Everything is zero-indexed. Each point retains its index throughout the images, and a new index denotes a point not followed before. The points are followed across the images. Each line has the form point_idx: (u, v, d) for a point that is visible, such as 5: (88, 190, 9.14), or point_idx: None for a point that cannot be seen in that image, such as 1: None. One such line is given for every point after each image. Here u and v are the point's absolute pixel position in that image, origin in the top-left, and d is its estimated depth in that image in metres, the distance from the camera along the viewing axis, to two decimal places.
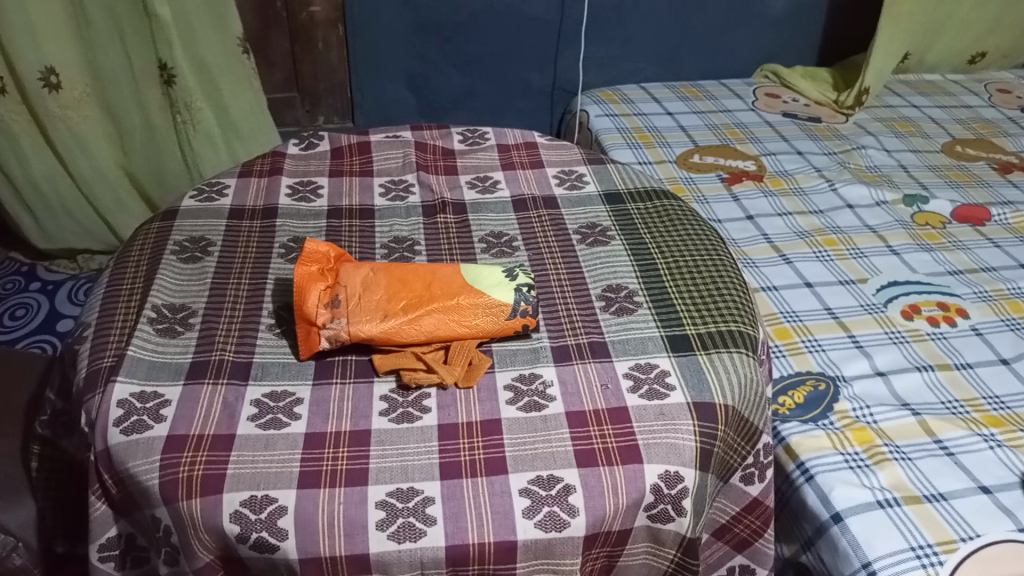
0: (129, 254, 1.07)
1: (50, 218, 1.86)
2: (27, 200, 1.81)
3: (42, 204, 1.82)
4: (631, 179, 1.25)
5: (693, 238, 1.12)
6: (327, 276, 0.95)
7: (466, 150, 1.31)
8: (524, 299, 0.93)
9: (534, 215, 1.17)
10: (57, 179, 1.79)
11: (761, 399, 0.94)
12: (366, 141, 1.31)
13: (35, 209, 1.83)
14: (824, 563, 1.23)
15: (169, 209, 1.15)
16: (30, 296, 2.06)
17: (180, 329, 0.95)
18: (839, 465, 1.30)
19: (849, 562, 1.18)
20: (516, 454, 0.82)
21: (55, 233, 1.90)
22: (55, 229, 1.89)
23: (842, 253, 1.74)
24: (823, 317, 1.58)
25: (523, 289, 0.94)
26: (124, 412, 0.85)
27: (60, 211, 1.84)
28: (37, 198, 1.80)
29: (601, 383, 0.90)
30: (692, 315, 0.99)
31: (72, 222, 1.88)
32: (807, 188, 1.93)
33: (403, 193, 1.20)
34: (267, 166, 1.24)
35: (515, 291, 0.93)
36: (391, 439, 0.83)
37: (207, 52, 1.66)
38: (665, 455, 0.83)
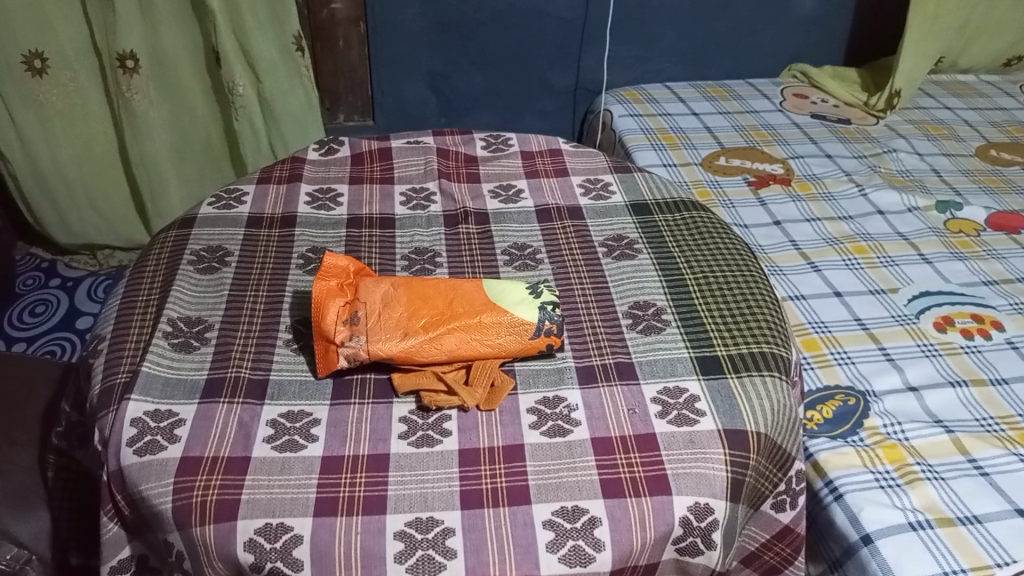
0: (145, 263, 1.05)
1: (75, 208, 1.84)
2: (51, 190, 1.79)
3: (67, 192, 1.80)
4: (658, 188, 1.22)
5: (724, 252, 1.09)
6: (346, 291, 0.93)
7: (489, 157, 1.28)
8: (548, 318, 0.90)
9: (558, 226, 1.13)
10: (82, 164, 1.79)
11: (794, 424, 0.91)
12: (387, 147, 1.28)
13: (64, 198, 1.81)
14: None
15: (186, 216, 1.13)
16: (49, 293, 2.06)
17: (196, 344, 0.93)
18: (870, 484, 1.26)
19: None
20: (539, 483, 0.79)
21: (78, 228, 1.88)
22: (79, 223, 1.87)
23: (872, 261, 1.69)
24: (852, 329, 1.54)
25: (547, 307, 0.91)
26: (137, 432, 0.83)
27: (83, 204, 1.84)
28: (61, 189, 1.80)
29: (627, 408, 0.86)
30: (722, 335, 0.95)
31: (95, 215, 1.87)
32: (836, 193, 1.88)
33: (424, 201, 1.17)
34: (286, 172, 1.22)
35: (539, 310, 0.90)
36: (410, 464, 0.81)
37: (259, 44, 1.61)
38: (695, 486, 0.80)
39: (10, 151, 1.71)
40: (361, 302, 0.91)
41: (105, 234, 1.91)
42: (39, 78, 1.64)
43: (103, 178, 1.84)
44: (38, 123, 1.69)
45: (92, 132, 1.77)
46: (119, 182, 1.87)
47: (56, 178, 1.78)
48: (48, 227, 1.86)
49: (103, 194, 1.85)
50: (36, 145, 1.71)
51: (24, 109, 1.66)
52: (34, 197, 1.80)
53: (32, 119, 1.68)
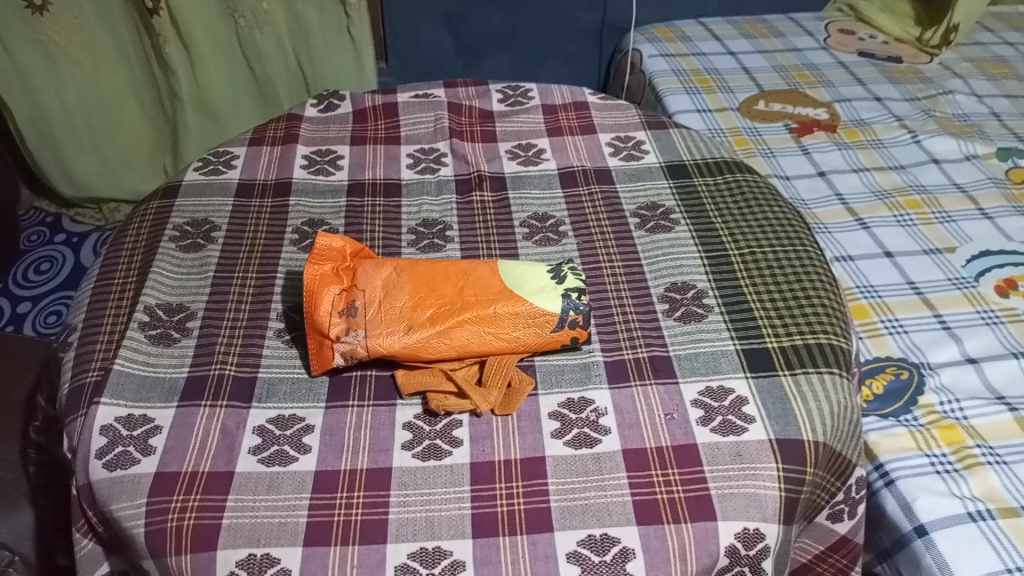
0: (122, 238, 0.95)
1: (80, 153, 1.66)
2: (58, 134, 1.62)
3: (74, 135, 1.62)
4: (697, 147, 1.08)
5: (774, 223, 0.95)
6: (343, 276, 0.81)
7: (507, 112, 1.14)
8: (573, 309, 0.78)
9: (584, 192, 1.01)
10: (91, 108, 1.61)
11: (856, 427, 0.79)
12: (392, 102, 1.15)
13: (70, 142, 1.63)
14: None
15: (170, 183, 1.02)
16: (55, 249, 1.92)
17: (176, 336, 0.83)
18: (925, 469, 1.13)
19: None
20: (563, 505, 0.68)
21: (84, 177, 1.69)
22: (84, 173, 1.69)
23: (926, 217, 1.53)
24: (905, 294, 1.39)
25: (572, 295, 0.79)
26: (107, 442, 0.73)
27: (90, 149, 1.66)
28: (68, 132, 1.62)
29: (664, 414, 0.75)
30: (774, 324, 0.83)
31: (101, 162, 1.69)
32: (886, 141, 1.71)
33: (434, 164, 1.05)
34: (281, 131, 1.10)
35: (562, 298, 0.78)
36: (415, 481, 0.70)
37: None
38: (744, 509, 0.69)
39: (15, 96, 1.53)
40: (360, 290, 0.80)
41: (111, 186, 1.72)
42: (41, 16, 1.46)
43: (112, 127, 1.65)
44: (42, 62, 1.52)
45: (103, 75, 1.58)
46: (131, 126, 1.67)
47: (62, 122, 1.60)
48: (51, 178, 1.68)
49: (111, 140, 1.67)
50: (42, 84, 1.54)
51: (24, 48, 1.49)
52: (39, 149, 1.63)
53: (37, 59, 1.51)
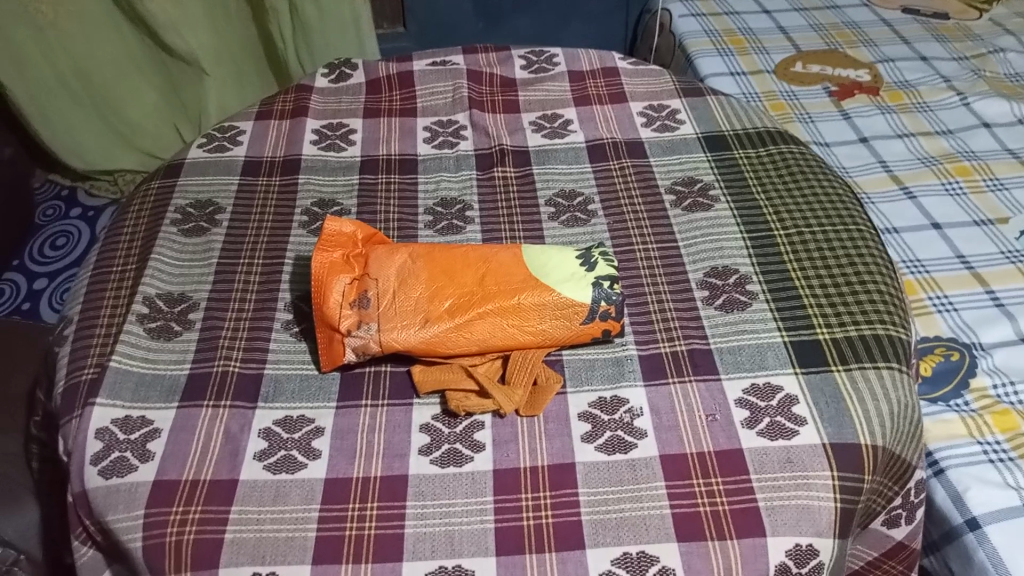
0: (122, 221, 0.89)
1: (87, 125, 1.54)
2: (59, 109, 1.49)
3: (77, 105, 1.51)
4: (737, 116, 1.00)
5: (822, 198, 0.87)
6: (354, 264, 0.75)
7: (530, 80, 1.06)
8: (605, 299, 0.71)
9: (614, 167, 0.93)
10: (88, 75, 1.48)
11: (916, 428, 0.72)
12: (408, 71, 1.07)
13: (74, 116, 1.51)
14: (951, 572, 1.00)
15: (172, 162, 0.95)
16: (72, 224, 1.70)
17: (178, 328, 0.77)
18: (978, 458, 1.04)
19: None
20: (594, 519, 0.62)
21: (95, 154, 1.57)
22: (95, 146, 1.57)
23: (977, 185, 1.43)
24: (955, 269, 1.29)
25: (603, 283, 0.72)
26: (103, 447, 0.68)
27: (94, 117, 1.54)
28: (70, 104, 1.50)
29: (705, 414, 0.69)
30: (826, 313, 0.76)
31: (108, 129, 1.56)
32: (933, 104, 1.59)
33: (452, 138, 0.98)
34: (289, 103, 1.03)
35: (592, 288, 0.71)
36: (433, 490, 0.65)
37: None
38: (795, 523, 0.63)
39: (9, 80, 1.41)
40: (372, 279, 0.74)
41: (124, 154, 1.61)
42: None
43: (115, 96, 1.53)
44: (34, 35, 1.39)
45: (99, 39, 1.45)
46: (137, 92, 1.55)
47: (61, 93, 1.47)
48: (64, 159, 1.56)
49: (117, 108, 1.54)
50: (35, 58, 1.41)
51: (12, 24, 1.35)
52: (45, 129, 1.50)
53: (27, 33, 1.38)
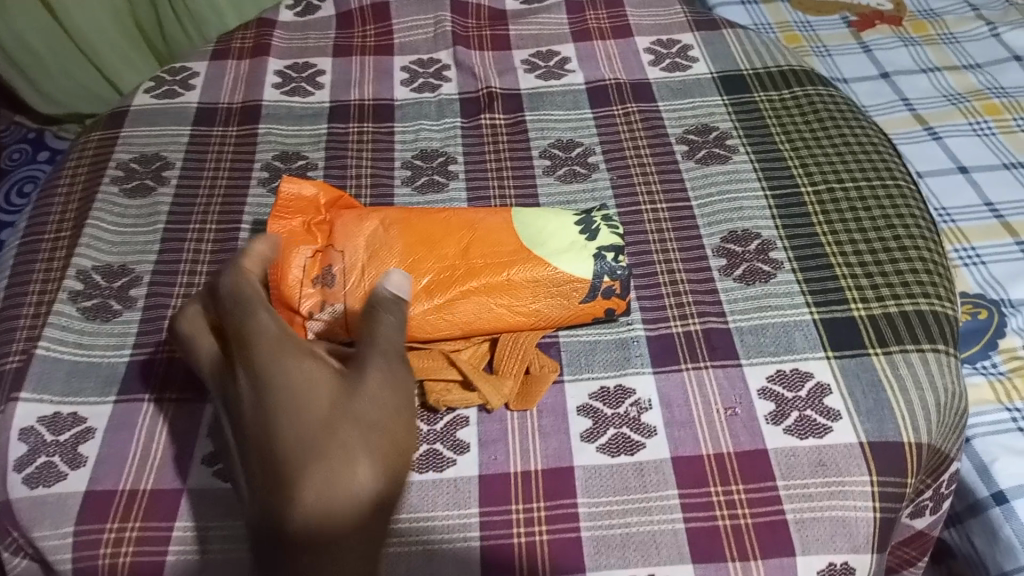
0: (57, 179, 0.78)
1: (52, 80, 1.27)
2: (17, 62, 1.22)
3: (38, 64, 1.23)
4: (756, 53, 0.88)
5: (856, 149, 0.76)
6: (316, 233, 0.64)
7: (523, 12, 0.94)
8: (608, 273, 0.61)
9: (618, 113, 0.82)
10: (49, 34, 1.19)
11: (962, 418, 0.63)
12: (383, 1, 0.95)
13: (36, 73, 1.25)
14: (973, 547, 0.84)
15: (117, 109, 0.84)
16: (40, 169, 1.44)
17: (117, 307, 0.67)
18: (1004, 425, 0.89)
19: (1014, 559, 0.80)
20: (595, 536, 0.54)
21: (62, 100, 1.30)
22: (63, 96, 1.30)
23: (1007, 125, 1.25)
24: (983, 219, 1.13)
25: (606, 255, 0.62)
26: (28, 451, 0.58)
27: (56, 72, 1.25)
28: (31, 63, 1.23)
29: (724, 407, 0.60)
30: (861, 285, 0.66)
31: (75, 85, 1.28)
32: (960, 35, 1.40)
33: (434, 79, 0.87)
34: (250, 40, 0.90)
35: (593, 259, 0.61)
36: (408, 501, 0.56)
37: None
38: (829, 539, 0.54)
39: None
40: (336, 251, 0.62)
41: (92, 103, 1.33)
42: None
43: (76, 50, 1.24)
44: None
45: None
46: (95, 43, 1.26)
47: (18, 51, 1.20)
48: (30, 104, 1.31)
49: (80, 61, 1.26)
50: None
51: None
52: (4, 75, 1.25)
53: None
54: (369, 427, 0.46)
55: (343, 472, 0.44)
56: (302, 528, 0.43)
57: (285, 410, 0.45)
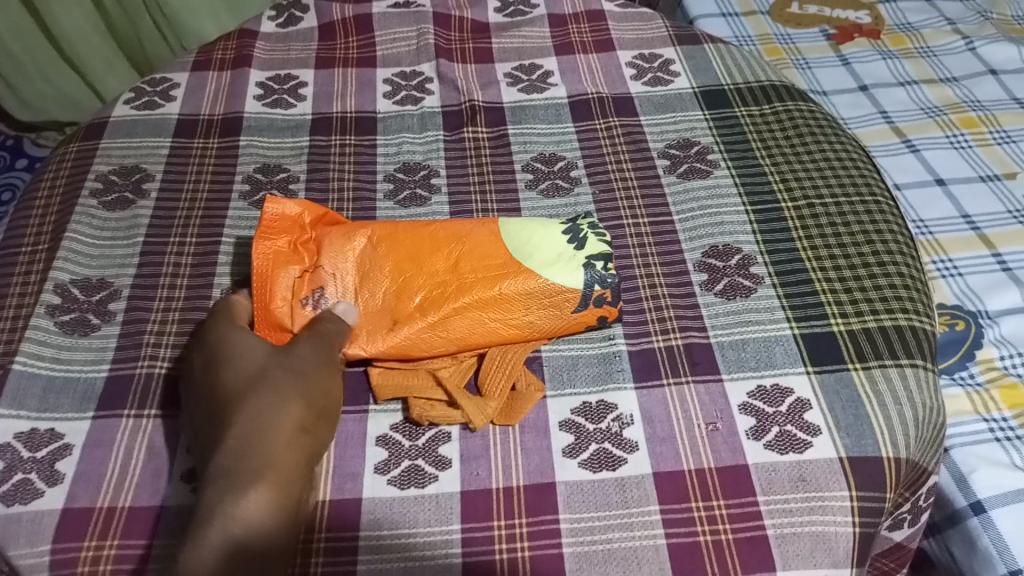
0: (35, 191, 0.77)
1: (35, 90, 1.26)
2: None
3: (21, 74, 1.22)
4: (737, 68, 0.88)
5: (834, 165, 0.77)
6: (303, 252, 0.64)
7: (505, 25, 0.94)
8: (599, 282, 0.61)
9: (600, 127, 0.83)
10: (31, 45, 1.18)
11: (940, 432, 0.63)
12: (366, 13, 0.95)
13: (17, 82, 1.24)
14: (952, 559, 0.85)
15: (96, 120, 0.83)
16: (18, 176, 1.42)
17: (96, 321, 0.66)
18: (982, 437, 0.90)
19: (991, 569, 0.80)
20: (578, 552, 0.54)
21: (41, 107, 1.30)
22: (45, 105, 1.30)
23: (983, 137, 1.26)
24: (959, 230, 1.14)
25: (595, 264, 0.62)
26: (3, 468, 0.57)
27: (39, 82, 1.25)
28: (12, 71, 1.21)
29: (705, 422, 0.60)
30: (840, 300, 0.67)
31: (54, 93, 1.28)
32: (937, 48, 1.42)
33: (417, 92, 0.87)
34: (232, 51, 0.90)
35: (584, 270, 0.61)
36: (390, 517, 0.55)
37: None
38: (809, 553, 0.54)
39: None
40: (325, 271, 0.63)
41: (73, 112, 1.33)
42: None
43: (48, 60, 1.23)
44: None
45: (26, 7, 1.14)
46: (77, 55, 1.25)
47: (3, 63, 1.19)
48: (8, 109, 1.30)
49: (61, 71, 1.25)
50: None
51: None
52: None
53: None
54: (295, 377, 0.54)
55: (269, 402, 0.51)
56: (230, 450, 0.49)
57: (227, 367, 0.54)
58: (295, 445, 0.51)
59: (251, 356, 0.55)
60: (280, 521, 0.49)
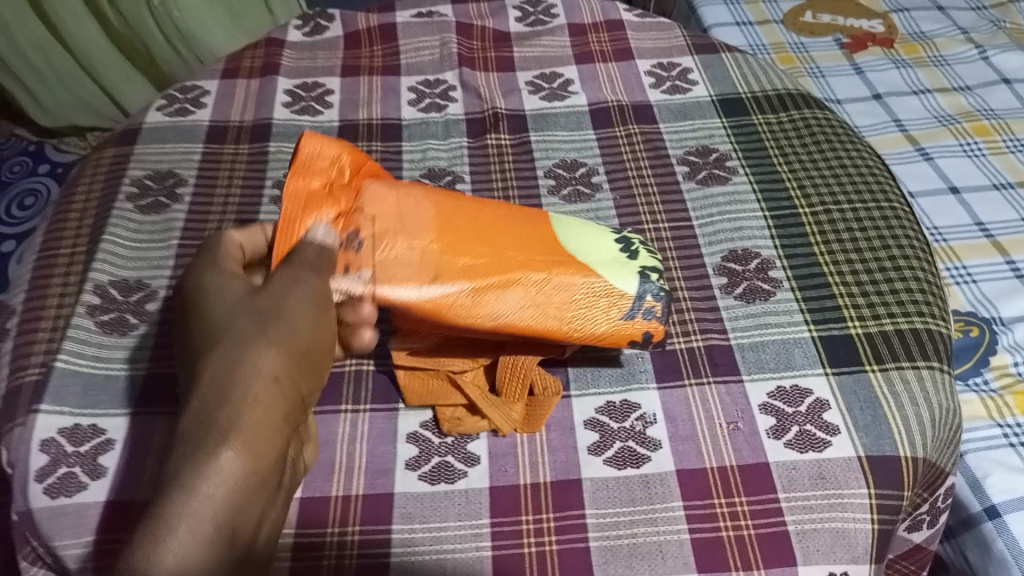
0: (71, 196, 0.80)
1: (49, 93, 1.30)
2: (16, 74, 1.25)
3: (37, 78, 1.26)
4: (754, 77, 0.90)
5: (851, 172, 0.79)
6: (339, 196, 0.60)
7: (526, 35, 0.97)
8: (651, 294, 0.59)
9: (621, 134, 0.85)
10: (46, 53, 1.22)
11: (956, 433, 0.65)
12: (390, 23, 0.97)
13: (31, 84, 1.28)
14: (967, 563, 0.86)
15: (129, 127, 0.85)
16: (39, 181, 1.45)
17: (134, 321, 0.68)
18: (996, 442, 0.91)
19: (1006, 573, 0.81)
20: (603, 546, 0.55)
21: (57, 110, 1.34)
22: (60, 108, 1.34)
23: (997, 145, 1.28)
24: (972, 237, 1.16)
25: (650, 275, 0.60)
26: (49, 461, 0.59)
27: (56, 86, 1.29)
28: (28, 74, 1.25)
29: (726, 422, 0.61)
30: (858, 304, 0.68)
31: (71, 97, 1.32)
32: (950, 57, 1.44)
33: (440, 99, 0.89)
34: (259, 60, 0.92)
35: (640, 278, 0.59)
36: (421, 511, 0.57)
37: None
38: (829, 549, 0.55)
39: None
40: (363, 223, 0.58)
41: (90, 116, 1.37)
42: None
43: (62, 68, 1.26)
44: None
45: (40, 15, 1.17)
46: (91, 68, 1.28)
47: (18, 65, 1.23)
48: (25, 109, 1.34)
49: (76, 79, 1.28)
50: None
51: None
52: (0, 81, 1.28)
53: None
54: (276, 322, 0.48)
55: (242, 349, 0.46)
56: (198, 401, 0.44)
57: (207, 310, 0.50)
58: (274, 401, 0.45)
59: (231, 300, 0.50)
60: (250, 485, 0.43)
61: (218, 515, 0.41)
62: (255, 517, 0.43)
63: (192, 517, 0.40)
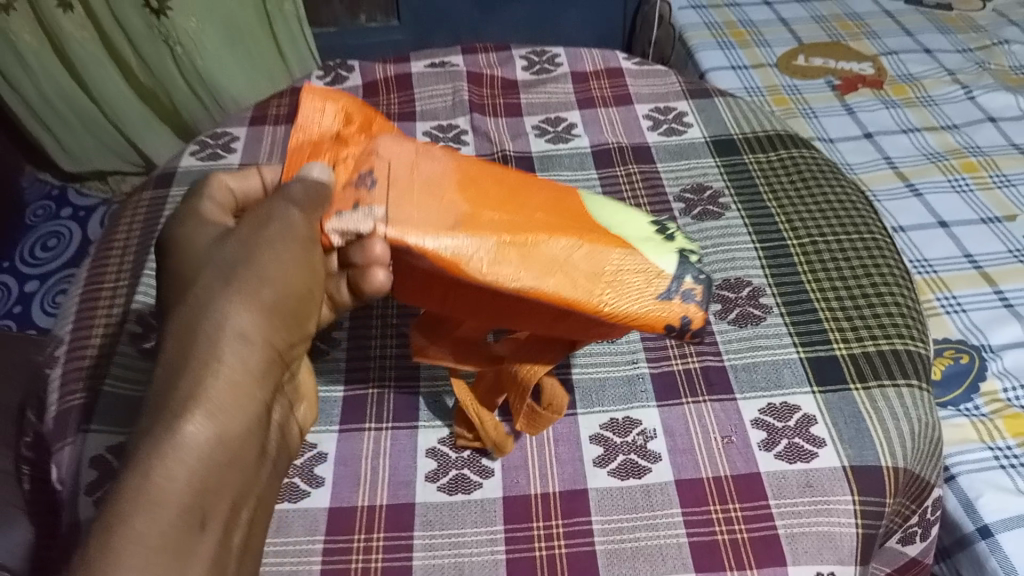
0: (114, 235, 0.86)
1: (75, 139, 1.39)
2: (45, 120, 1.34)
3: (64, 123, 1.35)
4: (746, 120, 0.97)
5: (836, 207, 0.84)
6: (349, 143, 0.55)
7: (533, 82, 1.04)
8: (691, 275, 0.51)
9: (621, 174, 0.91)
10: (72, 99, 1.30)
11: (937, 446, 0.69)
12: (406, 73, 1.04)
13: (59, 130, 1.36)
14: None
15: (165, 170, 0.92)
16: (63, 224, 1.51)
17: None
18: (988, 464, 0.95)
19: None
20: (608, 549, 0.60)
21: (80, 154, 1.42)
22: (84, 152, 1.43)
23: (984, 181, 1.34)
24: (961, 268, 1.21)
25: (691, 256, 0.52)
26: (97, 476, 0.64)
27: (81, 130, 1.37)
28: (56, 118, 1.34)
29: (721, 436, 0.67)
30: (843, 328, 0.74)
31: (95, 142, 1.40)
32: (938, 98, 1.51)
33: (453, 143, 0.95)
34: (284, 108, 0.99)
35: (680, 257, 0.52)
36: (440, 518, 0.62)
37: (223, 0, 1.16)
38: (816, 551, 0.60)
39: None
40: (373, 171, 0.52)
41: (113, 160, 1.46)
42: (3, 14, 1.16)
43: (87, 116, 1.34)
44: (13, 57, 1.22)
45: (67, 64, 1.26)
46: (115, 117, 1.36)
47: (46, 111, 1.32)
48: (51, 154, 1.42)
49: (99, 125, 1.36)
50: (14, 77, 1.24)
51: None
52: (30, 126, 1.36)
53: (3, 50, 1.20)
54: (254, 273, 0.44)
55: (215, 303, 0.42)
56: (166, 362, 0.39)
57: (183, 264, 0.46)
58: (247, 362, 0.41)
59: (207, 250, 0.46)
60: (227, 453, 0.38)
61: (183, 494, 0.36)
62: (230, 495, 0.39)
63: (151, 501, 0.35)
